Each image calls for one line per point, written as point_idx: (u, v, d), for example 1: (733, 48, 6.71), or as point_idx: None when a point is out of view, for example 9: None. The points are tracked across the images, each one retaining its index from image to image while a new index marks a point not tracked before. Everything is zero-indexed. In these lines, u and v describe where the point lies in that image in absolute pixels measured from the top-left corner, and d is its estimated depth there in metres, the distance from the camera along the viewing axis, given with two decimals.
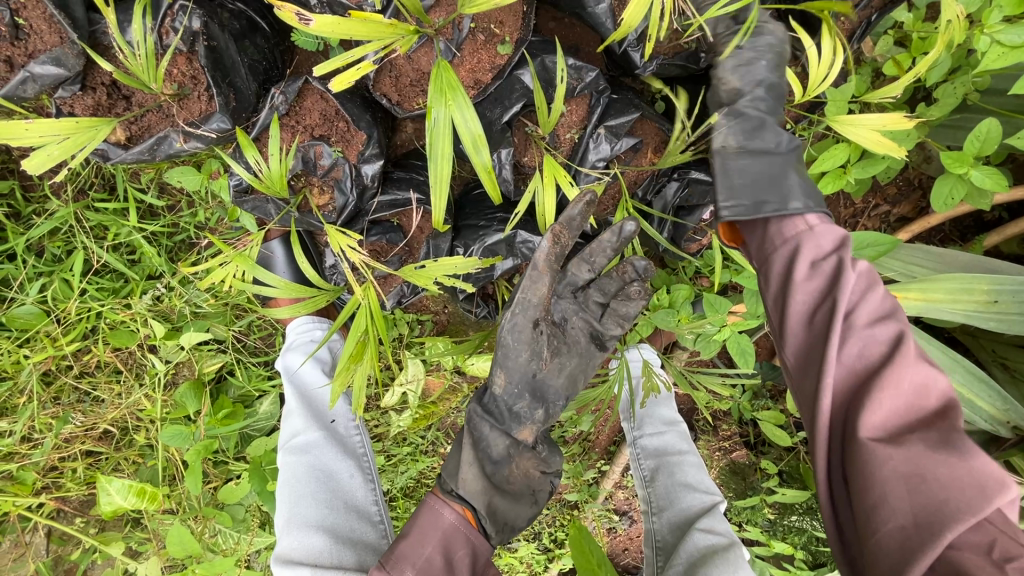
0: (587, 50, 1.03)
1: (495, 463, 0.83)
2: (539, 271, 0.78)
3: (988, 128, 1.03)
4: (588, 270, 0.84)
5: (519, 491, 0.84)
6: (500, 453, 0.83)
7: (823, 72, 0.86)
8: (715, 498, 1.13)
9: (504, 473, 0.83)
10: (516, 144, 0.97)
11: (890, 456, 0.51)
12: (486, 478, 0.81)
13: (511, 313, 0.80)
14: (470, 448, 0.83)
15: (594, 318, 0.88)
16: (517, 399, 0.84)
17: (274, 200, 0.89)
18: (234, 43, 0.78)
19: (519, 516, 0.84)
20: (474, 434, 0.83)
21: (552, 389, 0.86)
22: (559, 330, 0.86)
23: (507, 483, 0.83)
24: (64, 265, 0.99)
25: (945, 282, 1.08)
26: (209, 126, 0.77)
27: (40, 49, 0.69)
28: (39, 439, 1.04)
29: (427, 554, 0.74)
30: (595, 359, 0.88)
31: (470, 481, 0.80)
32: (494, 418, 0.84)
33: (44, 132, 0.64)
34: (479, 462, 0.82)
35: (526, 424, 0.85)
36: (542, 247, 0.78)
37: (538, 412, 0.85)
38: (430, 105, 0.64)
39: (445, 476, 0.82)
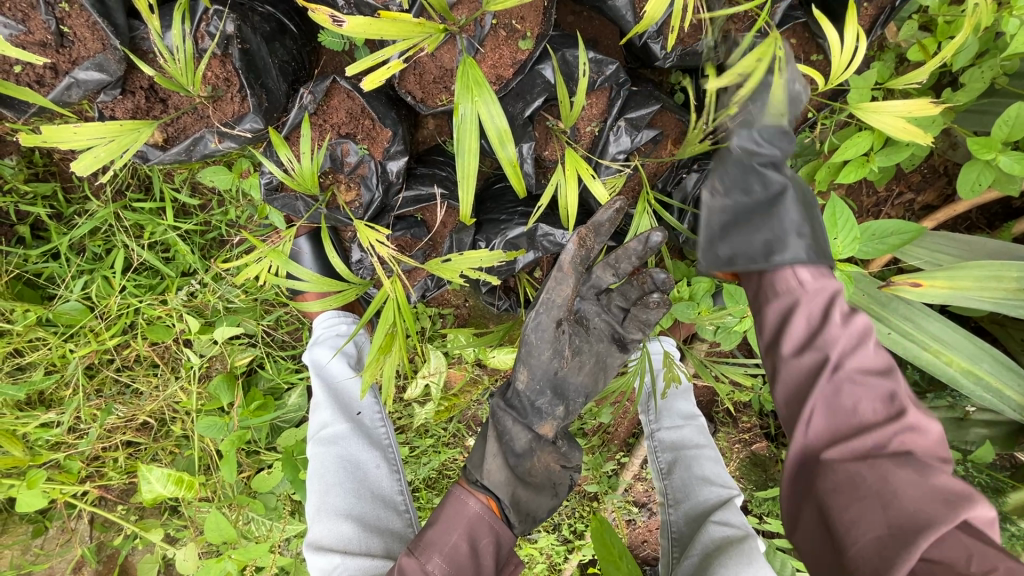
0: (606, 42, 1.03)
1: (518, 456, 0.85)
2: (564, 272, 0.80)
3: (1016, 112, 1.01)
4: (613, 276, 0.85)
5: (541, 483, 0.86)
6: (522, 446, 0.85)
7: (845, 60, 0.86)
8: (732, 491, 1.15)
9: (527, 465, 0.85)
10: (538, 138, 0.97)
11: (861, 472, 0.59)
12: (509, 469, 0.83)
13: (536, 312, 0.82)
14: (494, 440, 0.84)
15: (616, 321, 0.87)
16: (539, 394, 0.85)
17: (303, 197, 0.92)
18: (266, 46, 0.80)
19: (541, 507, 0.86)
20: (498, 428, 0.85)
21: (573, 386, 0.87)
22: (580, 329, 0.87)
23: (528, 475, 0.85)
24: (104, 263, 1.03)
25: (971, 269, 1.07)
26: (242, 126, 0.80)
27: (84, 55, 0.72)
28: (84, 430, 1.09)
29: (453, 542, 0.76)
30: (615, 360, 0.88)
31: (495, 472, 0.81)
32: (517, 412, 0.86)
33: (89, 135, 0.67)
34: (504, 454, 0.83)
35: (547, 419, 0.86)
36: (568, 250, 0.80)
37: (559, 408, 0.87)
38: (457, 102, 0.66)
39: (470, 467, 0.83)
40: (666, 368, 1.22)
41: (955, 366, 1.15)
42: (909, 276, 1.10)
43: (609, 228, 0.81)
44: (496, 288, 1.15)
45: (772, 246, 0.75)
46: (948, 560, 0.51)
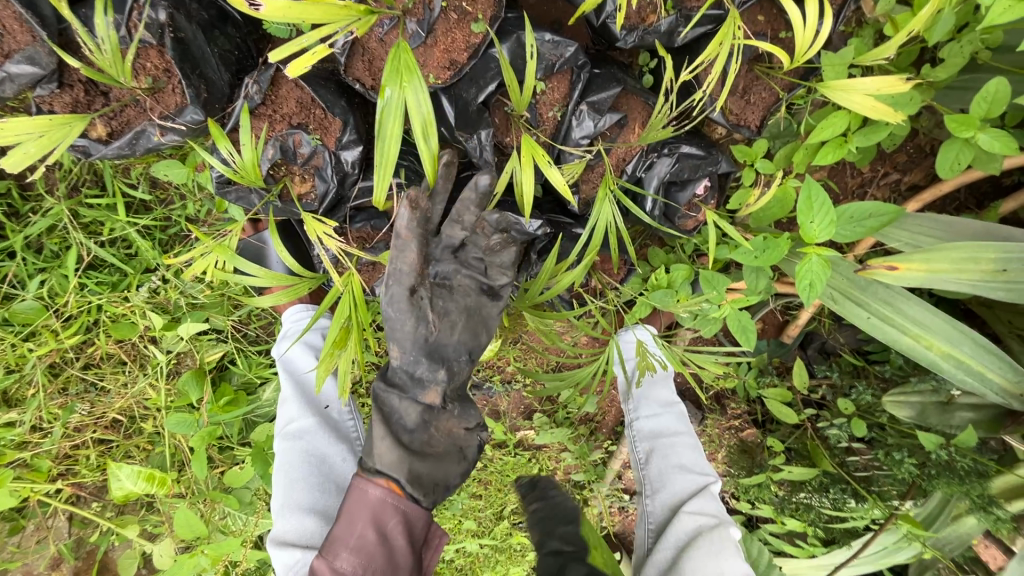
0: (569, 24, 1.00)
1: (411, 431, 0.86)
2: (403, 239, 0.75)
3: (996, 88, 0.98)
4: (460, 231, 0.86)
5: (442, 451, 0.89)
6: (412, 420, 0.87)
7: (808, 37, 0.83)
8: (709, 479, 1.16)
9: (422, 439, 0.87)
10: (497, 125, 0.94)
11: None
12: (402, 447, 0.84)
13: (387, 285, 0.80)
14: (381, 423, 0.85)
15: (479, 274, 0.92)
16: (415, 365, 0.86)
17: (256, 190, 0.89)
18: (202, 34, 0.78)
19: (450, 474, 0.89)
20: (383, 410, 0.86)
21: (450, 347, 0.90)
22: (443, 290, 0.88)
23: (425, 447, 0.87)
24: (62, 260, 1.01)
25: (948, 251, 1.05)
26: (182, 118, 0.78)
27: (14, 48, 0.71)
28: (49, 429, 1.08)
29: (358, 534, 0.79)
30: (491, 310, 0.94)
31: (386, 454, 0.83)
32: (399, 390, 0.87)
33: (18, 130, 0.66)
34: (393, 434, 0.84)
35: (430, 388, 0.88)
36: (402, 216, 0.73)
37: (440, 372, 0.88)
38: (384, 84, 0.63)
39: (365, 456, 0.85)
40: (641, 357, 1.20)
41: (935, 350, 1.13)
42: (886, 259, 1.08)
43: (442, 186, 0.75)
44: None
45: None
46: None
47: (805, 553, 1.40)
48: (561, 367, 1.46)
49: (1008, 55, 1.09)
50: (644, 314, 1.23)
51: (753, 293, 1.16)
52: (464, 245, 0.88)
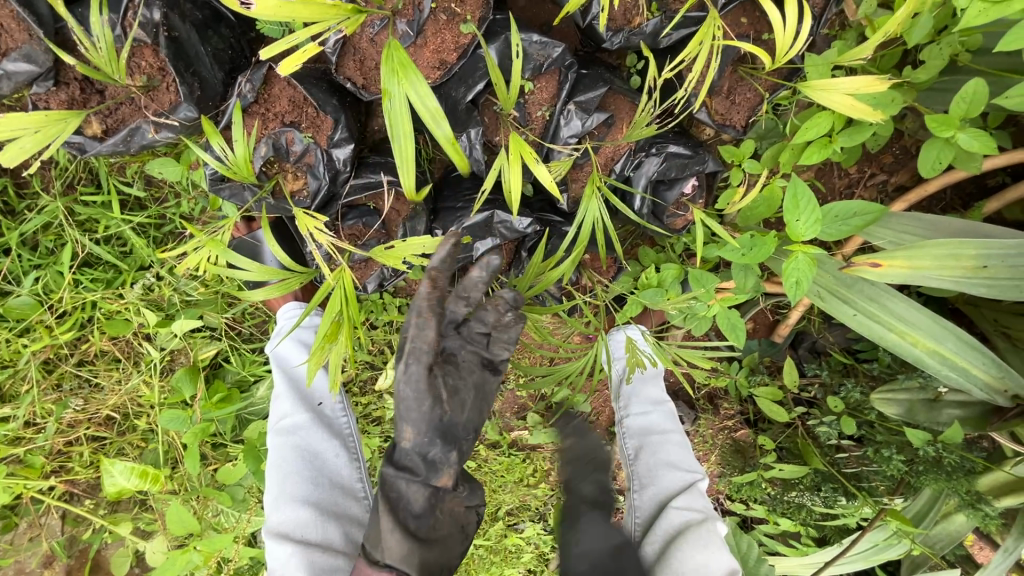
0: (557, 26, 1.02)
1: (417, 517, 0.80)
2: (423, 317, 0.75)
3: (974, 89, 1.01)
4: (466, 307, 0.80)
5: (447, 534, 0.83)
6: (418, 505, 0.80)
7: (788, 38, 0.86)
8: (697, 475, 1.18)
9: (428, 525, 0.81)
10: (486, 124, 0.96)
11: None
12: (410, 536, 0.78)
13: (405, 363, 0.76)
14: (387, 513, 0.78)
15: (481, 348, 0.82)
16: (427, 446, 0.79)
17: (249, 186, 0.90)
18: (197, 34, 0.79)
19: (452, 554, 0.85)
20: (390, 496, 0.79)
21: (459, 427, 0.82)
22: (450, 367, 0.80)
23: (432, 531, 0.81)
24: (57, 257, 1.03)
25: (931, 248, 1.07)
26: (176, 115, 0.79)
27: (11, 46, 0.73)
28: (42, 424, 1.09)
29: None
30: (491, 386, 0.85)
31: (395, 548, 0.77)
32: (409, 473, 0.80)
33: (14, 126, 0.67)
34: (401, 524, 0.78)
35: (443, 470, 0.80)
36: (421, 292, 0.76)
37: (452, 454, 0.81)
38: (386, 86, 0.66)
39: (370, 545, 0.78)
40: (632, 354, 1.21)
41: (920, 346, 1.15)
42: (869, 256, 1.10)
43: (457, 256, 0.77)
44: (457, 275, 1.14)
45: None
46: None
47: (798, 552, 1.41)
48: (554, 366, 1.48)
49: (986, 57, 1.12)
50: (634, 312, 1.25)
51: (742, 291, 1.17)
52: (467, 320, 0.82)
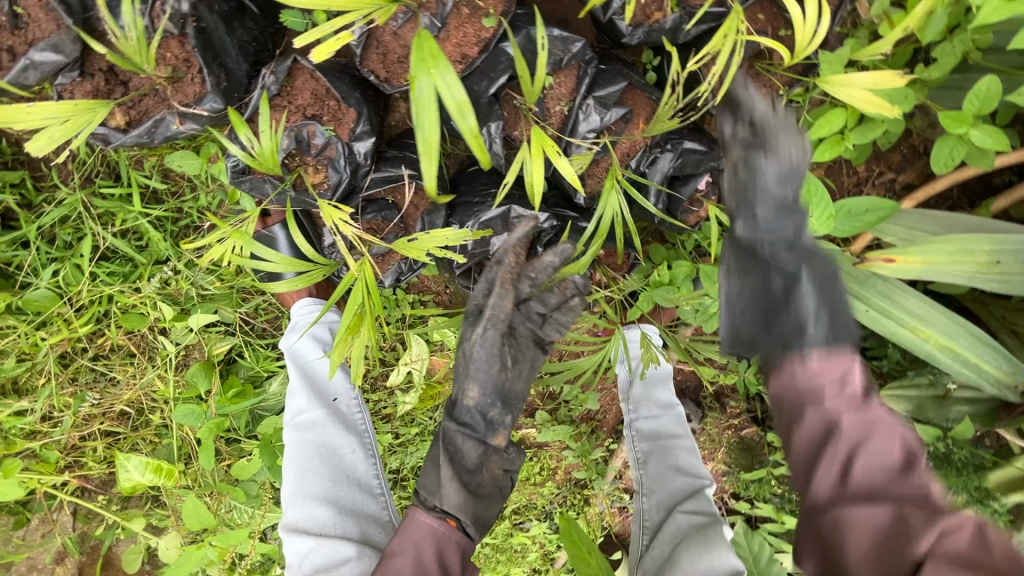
0: (575, 22, 1.03)
1: (470, 472, 0.88)
2: (503, 288, 0.85)
3: (987, 86, 1.02)
4: (530, 286, 0.91)
5: (491, 493, 0.90)
6: (473, 463, 0.88)
7: (809, 33, 0.87)
8: (704, 481, 1.16)
9: (478, 479, 0.89)
10: (506, 118, 0.96)
11: (871, 517, 0.64)
12: (465, 489, 0.87)
13: (483, 328, 0.88)
14: (447, 464, 0.87)
15: (536, 326, 0.94)
16: (488, 407, 0.90)
17: (271, 179, 0.91)
18: (223, 25, 0.79)
19: (494, 513, 0.92)
20: (449, 449, 0.88)
21: (514, 395, 0.93)
22: (511, 339, 0.92)
23: (480, 488, 0.89)
24: (74, 251, 1.02)
25: (945, 243, 1.07)
26: (202, 106, 0.80)
27: (39, 36, 0.73)
28: (59, 418, 1.09)
29: (423, 558, 0.80)
30: (542, 361, 0.96)
31: (452, 496, 0.85)
32: (468, 429, 0.89)
33: (43, 115, 0.67)
34: (458, 476, 0.87)
35: (498, 430, 0.90)
36: (504, 264, 0.85)
37: (508, 417, 0.91)
38: (415, 76, 0.66)
39: (426, 493, 0.86)
40: (645, 350, 1.22)
41: (932, 342, 1.15)
42: (883, 251, 1.12)
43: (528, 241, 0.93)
44: (471, 270, 1.13)
45: (796, 328, 0.79)
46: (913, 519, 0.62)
47: None
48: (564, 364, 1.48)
49: (998, 55, 1.12)
50: (647, 309, 1.25)
51: None
52: (529, 299, 0.93)
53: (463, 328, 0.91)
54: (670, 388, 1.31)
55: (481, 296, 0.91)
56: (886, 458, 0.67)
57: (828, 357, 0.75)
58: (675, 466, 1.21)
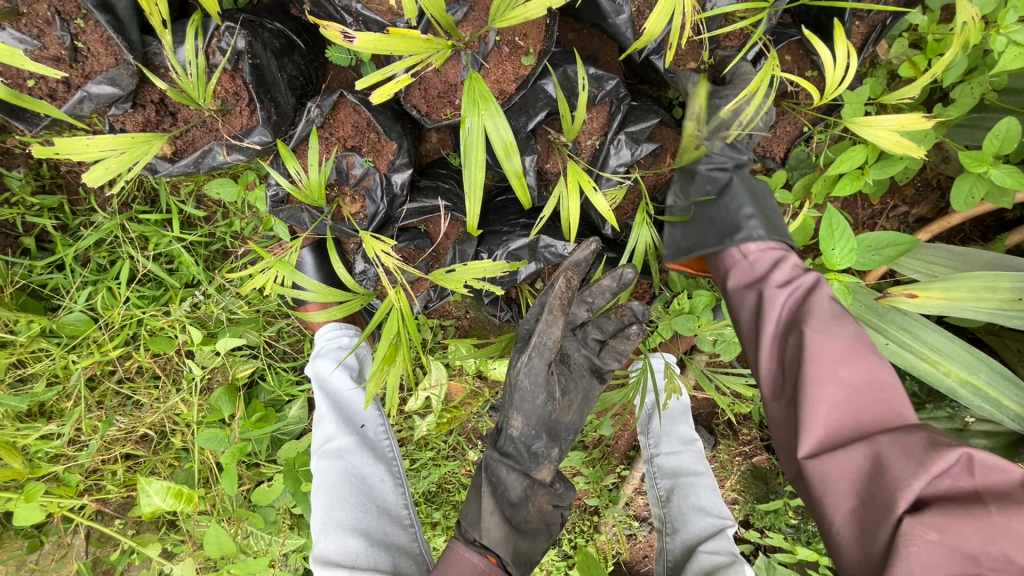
0: (607, 58, 1.03)
1: (513, 506, 0.91)
2: (554, 315, 0.85)
3: (1007, 127, 1.04)
4: (587, 310, 0.96)
5: (535, 527, 0.94)
6: (516, 496, 0.91)
7: (836, 77, 0.88)
8: (727, 521, 1.16)
9: (521, 514, 0.91)
10: (539, 151, 0.98)
11: (844, 460, 0.58)
12: (506, 522, 0.89)
13: (528, 356, 0.88)
14: (489, 495, 0.89)
15: (594, 353, 0.98)
16: (534, 438, 0.92)
17: (308, 209, 0.92)
18: (275, 61, 0.82)
19: (536, 550, 0.94)
20: (492, 479, 0.91)
21: (563, 426, 0.96)
22: (564, 368, 0.97)
23: (523, 523, 0.92)
24: (109, 274, 1.03)
25: (965, 279, 1.09)
26: (251, 139, 0.82)
27: (96, 70, 0.74)
28: (85, 442, 1.08)
29: None
30: (596, 390, 0.98)
31: (493, 530, 0.86)
32: (512, 460, 0.92)
33: (102, 147, 0.69)
34: (499, 509, 0.89)
35: (543, 464, 0.94)
36: (554, 289, 0.85)
37: (553, 450, 0.95)
38: (464, 115, 0.68)
39: (467, 525, 0.87)
40: (668, 379, 1.23)
41: (953, 376, 1.16)
42: (905, 287, 1.13)
43: (589, 267, 0.87)
44: (499, 298, 1.14)
45: (731, 225, 0.85)
46: (897, 450, 0.55)
47: None
48: None
49: (1014, 97, 1.13)
50: (666, 337, 1.27)
51: None
52: (585, 323, 0.98)
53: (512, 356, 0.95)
54: (691, 426, 1.32)
55: (531, 325, 0.94)
56: (864, 395, 0.62)
57: (764, 245, 0.81)
58: (696, 505, 1.20)
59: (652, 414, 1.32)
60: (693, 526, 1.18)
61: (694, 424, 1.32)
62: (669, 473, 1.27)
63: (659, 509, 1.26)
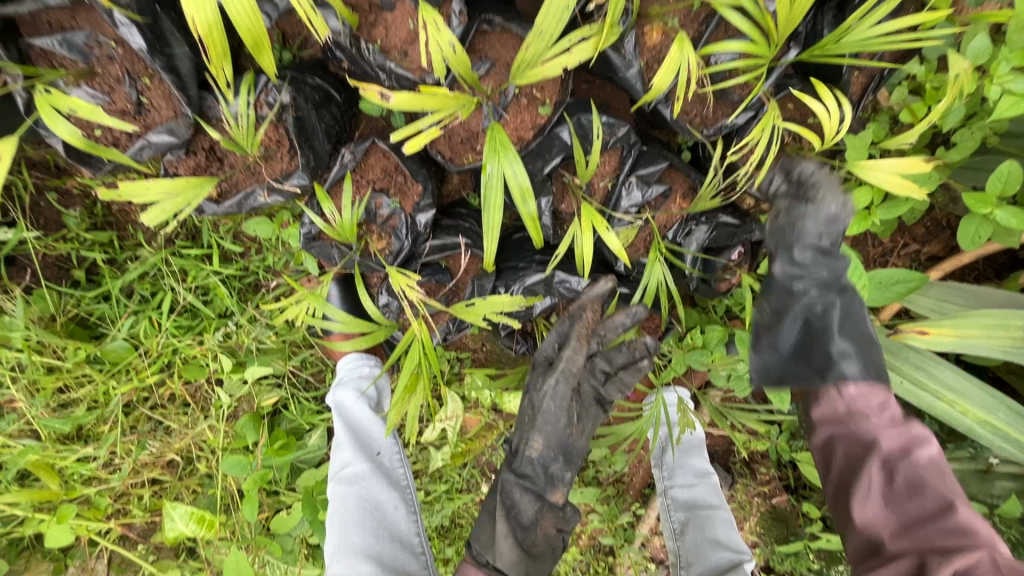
0: (618, 106, 1.10)
1: (524, 529, 0.93)
2: (579, 344, 0.95)
3: (1009, 170, 1.08)
4: (601, 344, 0.99)
5: (544, 550, 0.95)
6: (527, 518, 0.94)
7: (835, 127, 0.95)
8: (744, 556, 1.14)
9: (532, 537, 0.94)
10: (555, 193, 1.04)
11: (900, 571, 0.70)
12: (519, 546, 0.92)
13: (555, 380, 0.95)
14: (504, 518, 0.93)
15: (601, 385, 1.00)
16: (552, 461, 0.96)
17: (338, 246, 0.99)
18: (315, 112, 0.90)
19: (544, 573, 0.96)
20: (507, 501, 0.94)
21: (577, 451, 0.98)
22: (578, 397, 0.99)
23: (534, 547, 0.94)
24: (151, 305, 1.10)
25: (976, 317, 1.10)
26: (291, 182, 0.90)
27: (157, 121, 0.82)
28: (118, 464, 1.13)
29: None
30: (602, 420, 1.00)
31: (506, 553, 0.91)
32: (528, 481, 0.95)
33: (160, 191, 0.78)
34: (513, 532, 0.92)
35: (557, 487, 0.96)
36: (581, 320, 0.97)
37: (568, 474, 0.97)
38: (485, 162, 0.75)
39: (481, 547, 0.93)
40: (681, 414, 1.25)
41: (970, 416, 1.17)
42: (915, 323, 1.15)
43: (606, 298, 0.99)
44: (515, 331, 1.18)
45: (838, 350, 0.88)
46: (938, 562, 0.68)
47: None
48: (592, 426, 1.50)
49: (1015, 141, 1.17)
50: (680, 372, 1.28)
51: None
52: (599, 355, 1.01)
53: (530, 380, 1.00)
54: (705, 459, 1.32)
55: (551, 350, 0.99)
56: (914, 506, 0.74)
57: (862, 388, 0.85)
58: (713, 540, 1.19)
59: (666, 449, 1.33)
60: (709, 562, 1.17)
61: (709, 457, 1.33)
62: (684, 506, 1.27)
63: (675, 542, 1.26)
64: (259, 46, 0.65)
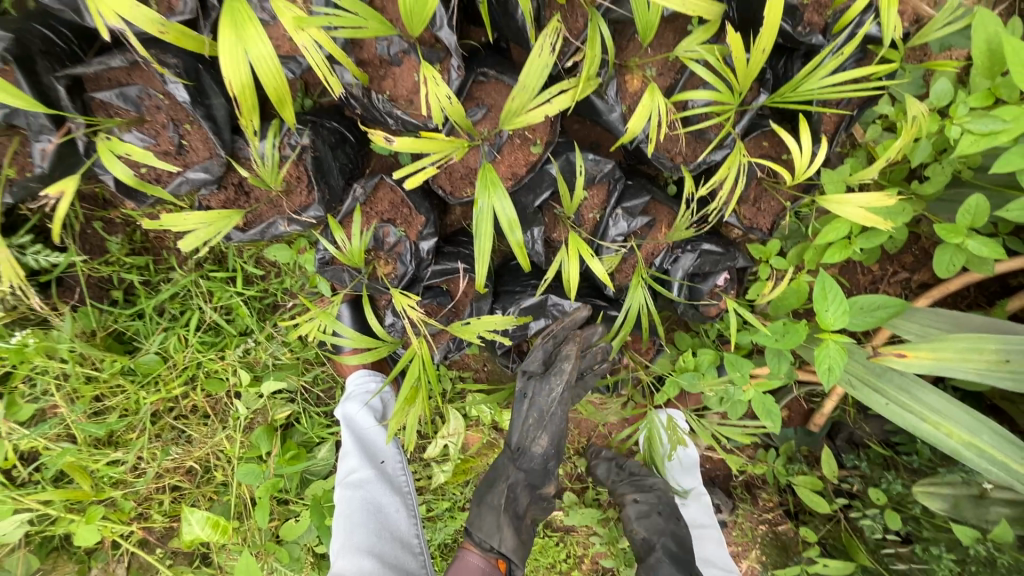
0: (606, 145, 1.21)
1: (518, 516, 1.09)
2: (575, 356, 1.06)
3: (977, 203, 1.14)
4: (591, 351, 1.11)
5: (528, 533, 1.11)
6: (522, 508, 1.10)
7: (804, 163, 1.04)
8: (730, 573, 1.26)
9: (524, 523, 1.09)
10: (547, 223, 1.15)
11: None
12: (517, 531, 1.07)
13: (560, 389, 1.07)
14: (507, 509, 1.07)
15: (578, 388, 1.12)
16: (550, 458, 1.11)
17: (349, 270, 1.09)
18: (331, 152, 1.02)
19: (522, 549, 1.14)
20: (510, 493, 1.08)
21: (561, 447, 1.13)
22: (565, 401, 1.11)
23: (523, 530, 1.10)
24: (180, 322, 1.21)
25: (952, 341, 1.15)
26: (308, 214, 1.01)
27: (195, 160, 0.94)
28: (143, 469, 1.22)
29: None
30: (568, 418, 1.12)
31: (508, 540, 1.05)
32: (529, 476, 1.10)
33: (194, 222, 0.90)
34: (512, 520, 1.07)
35: (551, 480, 1.12)
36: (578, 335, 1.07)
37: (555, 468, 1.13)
38: (478, 197, 0.85)
39: (485, 535, 1.06)
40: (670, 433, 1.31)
41: (955, 438, 1.20)
42: (894, 347, 1.20)
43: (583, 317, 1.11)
44: (511, 351, 1.27)
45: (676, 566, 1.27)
46: None
47: None
48: (590, 446, 1.55)
49: (986, 174, 1.24)
50: (672, 394, 1.34)
51: (775, 377, 1.27)
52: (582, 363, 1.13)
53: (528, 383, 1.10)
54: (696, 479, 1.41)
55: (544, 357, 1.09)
56: None
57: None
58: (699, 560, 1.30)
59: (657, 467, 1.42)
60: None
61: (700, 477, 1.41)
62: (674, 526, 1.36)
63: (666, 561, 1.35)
64: (283, 100, 0.76)
